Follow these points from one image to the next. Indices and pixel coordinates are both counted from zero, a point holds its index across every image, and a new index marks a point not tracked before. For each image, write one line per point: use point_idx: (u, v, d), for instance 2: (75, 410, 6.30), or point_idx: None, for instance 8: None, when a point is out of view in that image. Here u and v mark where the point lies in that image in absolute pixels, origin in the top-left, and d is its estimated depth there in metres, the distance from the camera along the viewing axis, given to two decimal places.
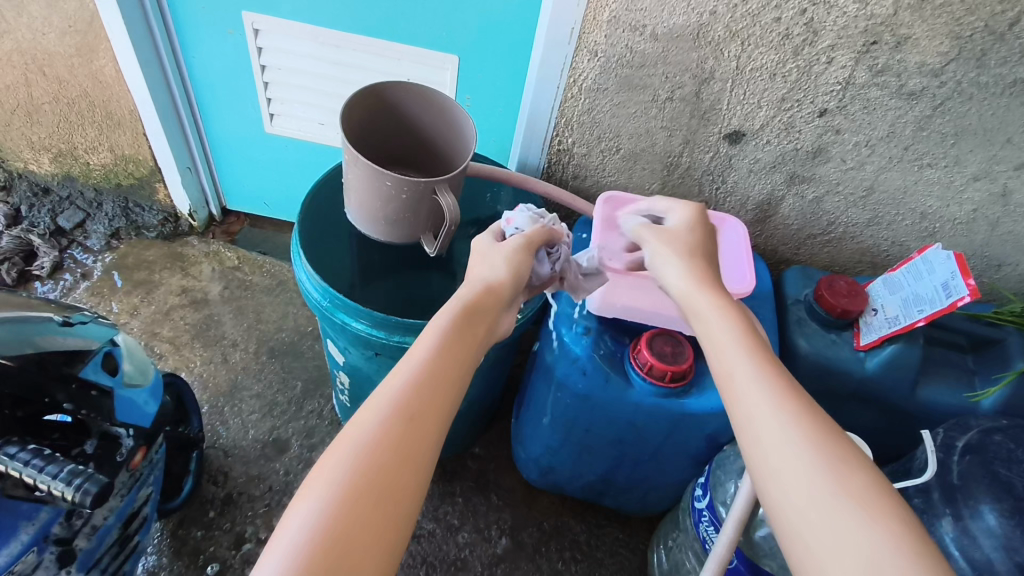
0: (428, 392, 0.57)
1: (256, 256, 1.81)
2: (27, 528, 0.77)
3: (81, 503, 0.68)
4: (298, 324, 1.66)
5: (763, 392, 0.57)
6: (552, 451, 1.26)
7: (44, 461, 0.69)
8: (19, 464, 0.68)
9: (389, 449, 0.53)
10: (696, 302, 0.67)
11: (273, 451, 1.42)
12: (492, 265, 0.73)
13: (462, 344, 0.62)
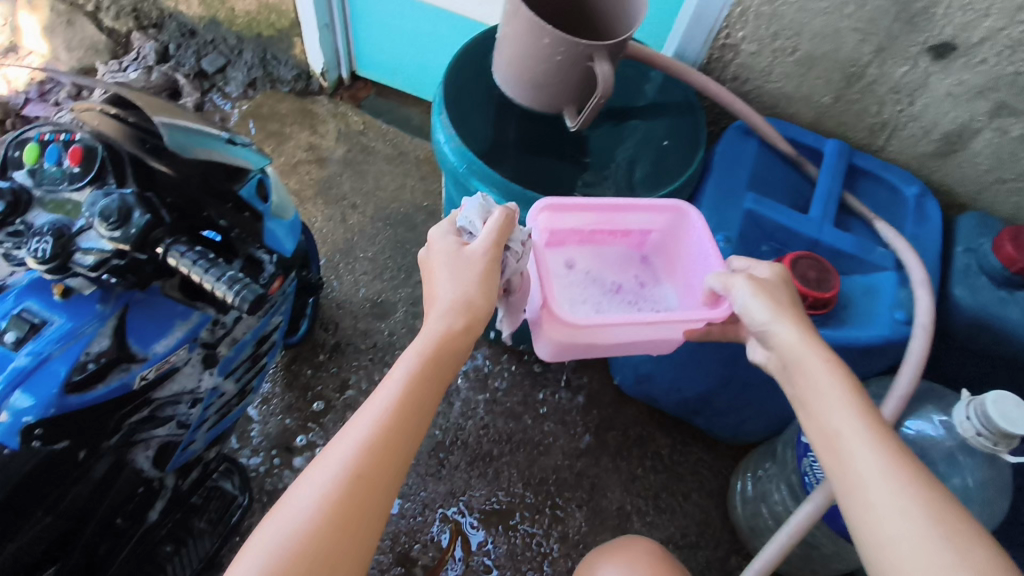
0: (389, 431, 0.64)
1: (381, 124, 1.81)
2: (181, 327, 0.83)
3: (239, 308, 0.69)
4: (414, 197, 1.68)
5: (854, 445, 0.61)
6: (655, 361, 1.23)
7: (206, 264, 0.71)
8: (188, 262, 0.71)
9: (345, 485, 0.60)
10: (791, 342, 0.71)
11: (380, 313, 1.47)
12: (459, 282, 0.73)
13: (427, 380, 0.69)
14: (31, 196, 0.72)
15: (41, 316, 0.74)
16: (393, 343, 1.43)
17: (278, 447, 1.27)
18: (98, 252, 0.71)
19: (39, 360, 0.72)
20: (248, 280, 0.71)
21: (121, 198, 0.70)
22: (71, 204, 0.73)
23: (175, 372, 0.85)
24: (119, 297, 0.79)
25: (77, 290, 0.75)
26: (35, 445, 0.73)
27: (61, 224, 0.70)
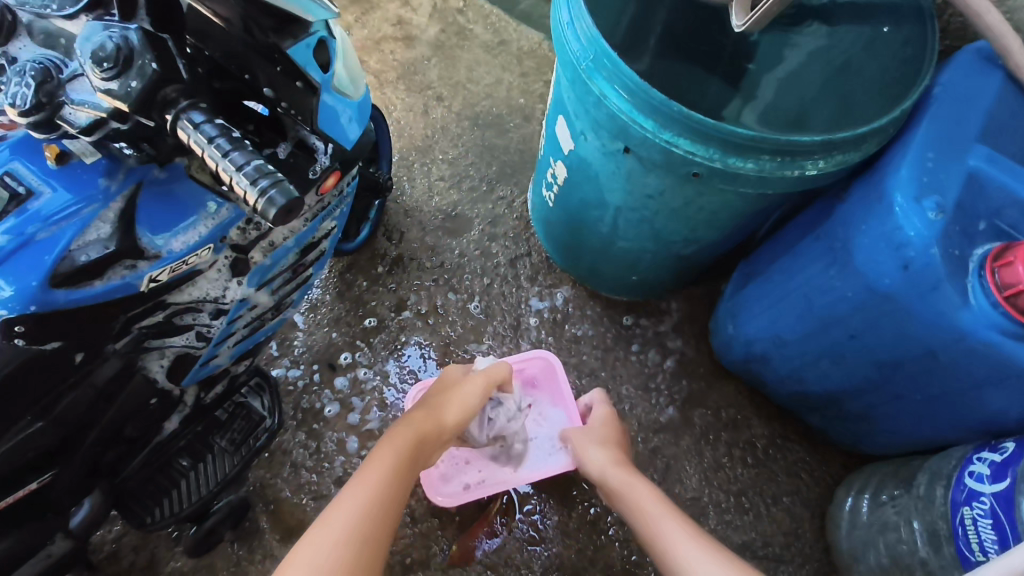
0: (378, 498, 0.72)
1: (483, 3, 1.53)
2: (205, 221, 0.65)
3: (261, 215, 0.49)
4: (509, 96, 1.42)
5: (628, 484, 0.86)
6: (780, 341, 0.99)
7: (228, 144, 0.51)
8: (202, 139, 0.51)
9: (349, 552, 0.65)
10: (627, 484, 0.86)
11: (451, 228, 1.27)
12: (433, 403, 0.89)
13: (404, 463, 0.78)
14: (16, 21, 0.55)
15: (29, 186, 0.58)
16: (461, 265, 1.24)
17: (320, 363, 1.13)
18: (92, 109, 0.52)
19: (21, 240, 0.57)
20: (280, 177, 0.50)
21: (122, 35, 0.49)
22: (65, 39, 0.55)
23: (194, 275, 0.68)
24: (128, 174, 0.61)
25: (75, 156, 0.59)
26: (16, 343, 0.59)
27: (49, 64, 0.52)
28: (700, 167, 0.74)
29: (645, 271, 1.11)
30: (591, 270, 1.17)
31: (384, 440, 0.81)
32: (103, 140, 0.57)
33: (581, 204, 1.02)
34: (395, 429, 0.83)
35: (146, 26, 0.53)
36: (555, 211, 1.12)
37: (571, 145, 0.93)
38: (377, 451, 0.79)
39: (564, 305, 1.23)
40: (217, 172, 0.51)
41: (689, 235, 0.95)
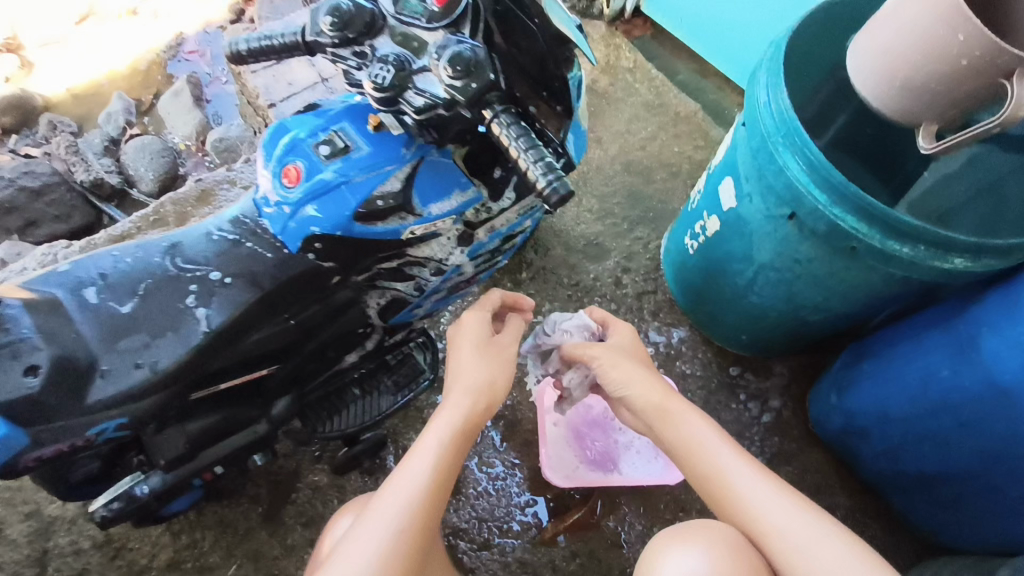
0: (421, 501, 0.77)
1: (651, 67, 1.70)
2: (457, 197, 0.84)
3: (549, 199, 0.66)
4: (660, 152, 1.57)
5: (684, 415, 0.87)
6: (885, 418, 1.07)
7: (526, 143, 0.69)
8: (511, 135, 0.69)
9: (385, 552, 0.73)
10: (682, 417, 0.87)
11: (591, 254, 1.42)
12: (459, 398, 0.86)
13: (449, 454, 0.82)
14: (384, 24, 0.74)
15: (354, 141, 0.78)
16: (594, 287, 1.38)
17: None
18: (430, 96, 0.72)
19: (344, 181, 0.77)
20: (563, 173, 0.67)
21: (472, 51, 0.69)
22: (417, 41, 0.73)
23: (434, 237, 0.86)
24: (418, 149, 0.80)
25: (388, 128, 0.78)
26: (309, 257, 0.80)
27: (405, 58, 0.71)
28: (858, 243, 0.87)
29: (764, 329, 1.22)
30: (712, 318, 1.29)
31: (416, 450, 0.82)
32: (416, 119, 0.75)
33: (722, 256, 1.15)
34: (431, 422, 0.84)
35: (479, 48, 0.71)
36: (694, 258, 1.25)
37: (733, 203, 1.07)
38: (411, 458, 0.81)
39: (678, 344, 1.36)
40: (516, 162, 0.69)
41: (821, 303, 1.06)
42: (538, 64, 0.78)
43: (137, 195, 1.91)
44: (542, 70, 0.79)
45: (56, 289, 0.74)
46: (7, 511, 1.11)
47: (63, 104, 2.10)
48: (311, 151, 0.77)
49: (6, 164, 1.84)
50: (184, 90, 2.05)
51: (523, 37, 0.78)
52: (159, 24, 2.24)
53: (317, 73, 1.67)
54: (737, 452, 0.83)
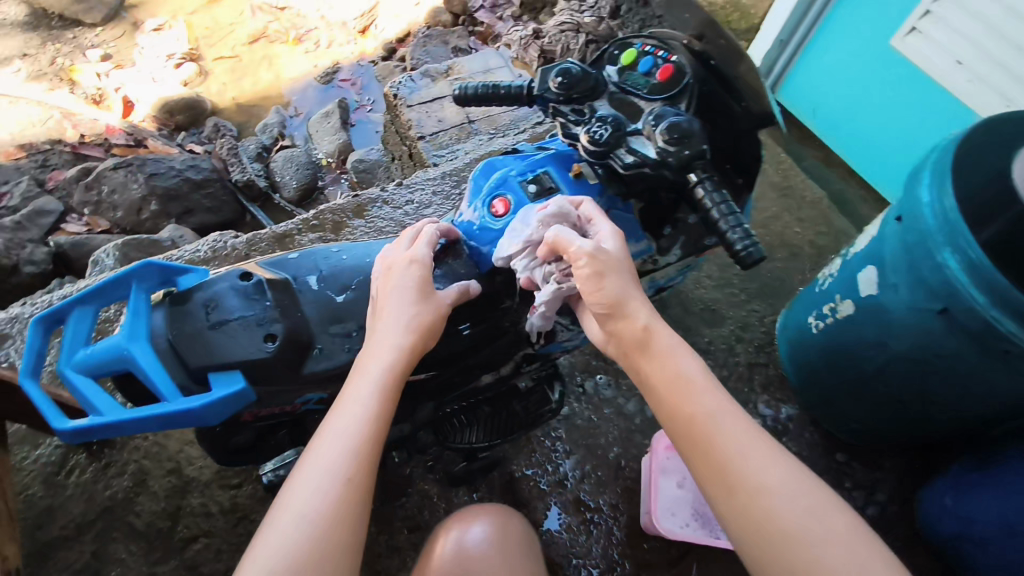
0: (357, 446, 0.71)
1: (781, 151, 1.77)
2: (632, 246, 0.92)
3: (742, 262, 0.75)
4: (783, 232, 1.62)
5: (678, 352, 0.76)
6: (1010, 534, 1.04)
7: (727, 209, 0.76)
8: (711, 200, 0.77)
9: (334, 495, 0.68)
10: (658, 344, 0.76)
11: (707, 319, 1.48)
12: (397, 325, 0.79)
13: (379, 396, 0.75)
14: (605, 89, 0.86)
15: (557, 184, 0.90)
16: (707, 351, 1.44)
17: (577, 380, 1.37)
18: (640, 156, 0.80)
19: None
20: (756, 239, 0.75)
21: (689, 123, 0.77)
22: (633, 108, 0.84)
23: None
24: (608, 198, 0.91)
25: (586, 176, 0.91)
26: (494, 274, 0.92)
27: (617, 121, 0.81)
28: (1013, 347, 0.89)
29: (880, 421, 1.22)
30: (827, 403, 1.30)
31: (360, 376, 0.76)
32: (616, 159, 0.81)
33: (852, 341, 1.18)
34: (368, 354, 0.78)
35: (693, 121, 0.78)
36: (815, 339, 1.28)
37: (874, 291, 1.11)
38: (356, 390, 0.75)
39: (785, 420, 1.38)
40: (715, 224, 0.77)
41: (953, 402, 1.07)
42: (733, 141, 0.88)
43: (278, 199, 2.08)
44: (736, 147, 0.88)
45: (290, 273, 0.83)
46: (153, 464, 1.23)
47: (226, 111, 2.34)
48: (520, 187, 0.89)
49: (174, 157, 2.01)
50: (334, 112, 2.24)
51: (723, 118, 0.86)
52: (320, 52, 2.47)
53: (466, 114, 1.82)
54: (693, 390, 0.73)
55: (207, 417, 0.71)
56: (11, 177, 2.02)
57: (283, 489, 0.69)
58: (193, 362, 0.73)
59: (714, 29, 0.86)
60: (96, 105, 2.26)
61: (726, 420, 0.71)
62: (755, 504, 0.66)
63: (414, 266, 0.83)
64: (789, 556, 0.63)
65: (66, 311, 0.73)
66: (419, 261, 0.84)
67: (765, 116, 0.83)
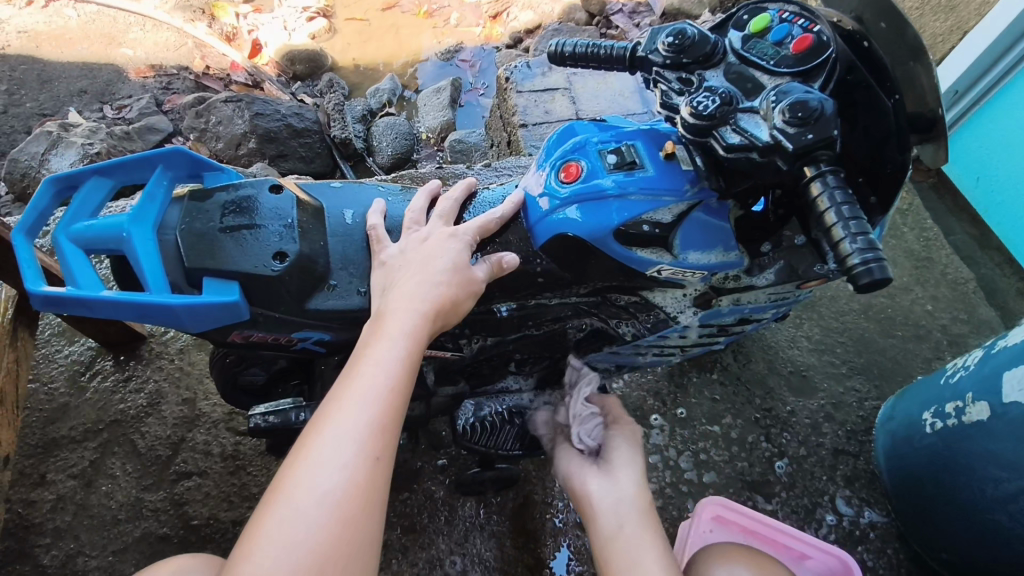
0: (387, 400, 0.62)
1: (925, 217, 1.53)
2: (718, 254, 0.79)
3: (857, 281, 0.59)
4: (908, 307, 1.38)
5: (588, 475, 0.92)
6: None
7: (850, 213, 0.61)
8: (828, 199, 0.62)
9: (366, 454, 0.58)
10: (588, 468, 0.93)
11: (796, 386, 1.27)
12: (436, 274, 0.70)
13: (412, 346, 0.66)
14: (723, 58, 0.72)
15: (642, 161, 0.76)
16: (788, 421, 1.23)
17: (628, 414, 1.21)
18: (749, 138, 0.65)
19: (618, 193, 0.75)
20: (884, 256, 0.59)
21: (820, 102, 0.62)
22: (753, 83, 0.69)
23: (674, 286, 0.82)
24: (701, 191, 0.75)
25: (678, 160, 0.76)
26: (557, 255, 0.80)
27: (733, 94, 0.67)
28: None
29: (989, 559, 0.97)
30: (920, 519, 1.06)
31: (381, 337, 0.65)
32: (717, 138, 0.67)
33: (974, 453, 0.95)
34: (402, 293, 0.68)
35: (827, 102, 0.63)
36: (925, 438, 1.06)
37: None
38: (376, 351, 0.64)
39: (867, 527, 1.14)
40: (831, 228, 0.62)
41: None
42: (876, 148, 0.71)
43: (370, 163, 2.05)
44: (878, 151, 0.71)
45: (326, 201, 0.77)
46: (171, 389, 1.18)
47: (345, 70, 2.37)
48: (597, 155, 0.77)
49: (282, 103, 2.03)
50: (446, 89, 2.18)
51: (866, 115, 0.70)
52: (447, 30, 2.45)
53: (577, 110, 1.71)
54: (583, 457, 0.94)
55: (186, 322, 0.66)
56: (136, 93, 2.11)
57: (291, 459, 0.58)
58: (190, 262, 0.67)
59: (877, 8, 0.68)
60: (227, 42, 2.35)
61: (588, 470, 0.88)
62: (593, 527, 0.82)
63: (454, 242, 0.73)
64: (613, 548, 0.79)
65: (83, 179, 0.71)
66: (461, 237, 0.74)
67: (925, 120, 0.68)
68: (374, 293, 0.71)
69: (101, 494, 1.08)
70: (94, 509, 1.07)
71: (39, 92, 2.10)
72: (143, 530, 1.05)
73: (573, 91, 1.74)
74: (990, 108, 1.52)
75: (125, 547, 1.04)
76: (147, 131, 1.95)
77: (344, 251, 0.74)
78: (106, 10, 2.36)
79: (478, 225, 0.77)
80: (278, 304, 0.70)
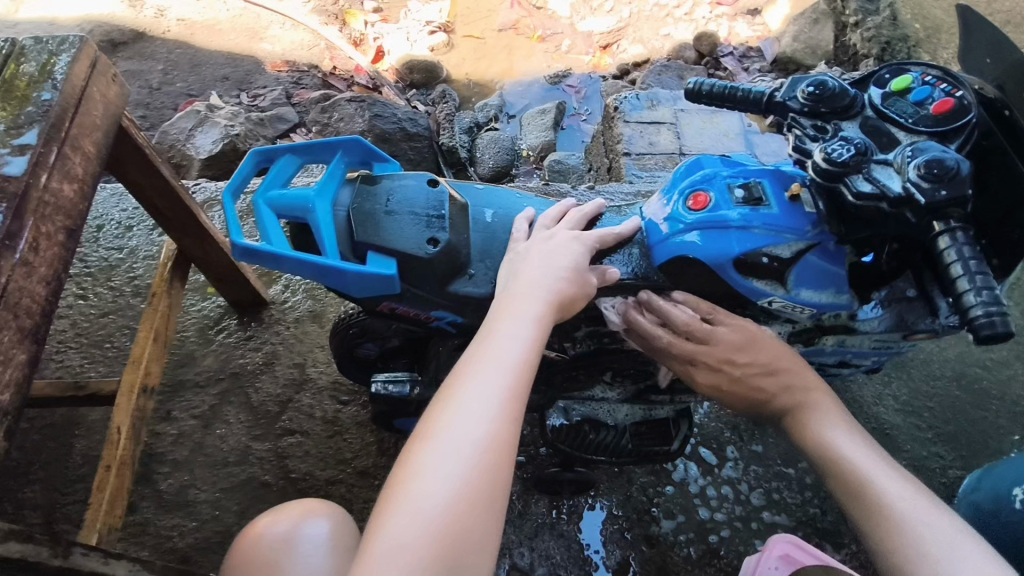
0: (519, 369, 0.68)
1: None
2: (829, 295, 0.83)
3: (974, 332, 0.64)
4: (1005, 381, 1.35)
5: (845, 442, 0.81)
6: None
7: (977, 266, 0.65)
8: (955, 252, 0.66)
9: (502, 413, 0.65)
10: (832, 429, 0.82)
11: (879, 443, 1.27)
12: (564, 268, 0.77)
13: (540, 325, 0.72)
14: (860, 111, 0.77)
15: (767, 199, 0.81)
16: None
17: (703, 441, 1.24)
18: (881, 187, 0.70)
19: (741, 225, 0.80)
20: (1007, 311, 0.63)
21: (956, 162, 0.66)
22: (889, 137, 0.74)
23: (784, 320, 0.86)
24: (821, 234, 0.80)
25: (801, 202, 0.81)
26: (672, 273, 0.86)
27: (867, 148, 0.72)
28: None
29: None
30: None
31: (511, 314, 0.72)
32: (848, 180, 0.72)
33: None
34: (529, 280, 0.75)
35: (964, 164, 0.66)
36: (1013, 513, 1.04)
37: None
38: (509, 327, 0.71)
39: None
40: (954, 279, 0.66)
41: None
42: (1003, 214, 0.75)
43: (472, 172, 2.16)
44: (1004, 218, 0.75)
45: (472, 201, 0.86)
46: (284, 352, 1.30)
47: (457, 83, 2.51)
48: (725, 188, 0.83)
49: (400, 107, 2.18)
50: (551, 111, 2.28)
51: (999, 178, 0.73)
52: (558, 55, 2.56)
53: (681, 144, 1.77)
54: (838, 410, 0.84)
55: (352, 287, 0.76)
56: (270, 84, 2.31)
57: (436, 412, 0.65)
58: (358, 237, 0.78)
59: (1020, 77, 0.71)
60: (354, 47, 2.54)
61: (832, 417, 0.83)
62: (881, 521, 0.75)
63: (579, 247, 0.80)
64: (889, 511, 0.75)
65: (278, 155, 0.82)
66: (581, 241, 0.82)
67: None
68: (501, 282, 0.78)
69: (216, 437, 1.20)
70: (209, 449, 1.19)
71: (188, 74, 2.33)
72: (249, 474, 1.16)
73: (679, 126, 1.80)
74: None
75: (231, 487, 1.15)
76: (277, 120, 2.13)
77: (484, 244, 0.83)
78: (253, 8, 2.59)
79: (599, 236, 0.83)
80: (424, 282, 0.80)
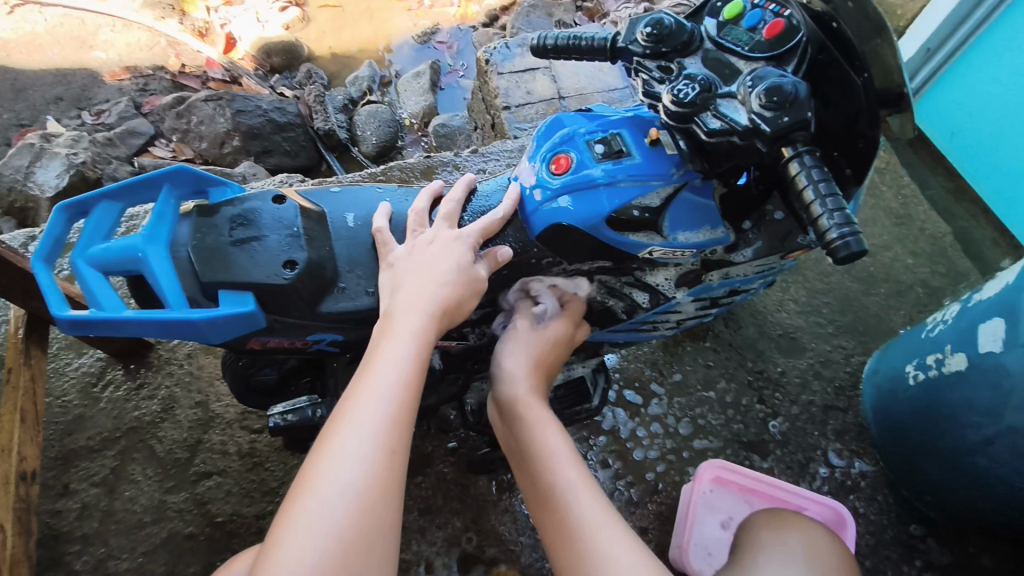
0: (400, 397, 0.64)
1: (904, 174, 1.57)
2: (706, 232, 0.82)
3: (835, 255, 0.63)
4: (889, 263, 1.43)
5: (547, 421, 0.81)
6: None
7: (826, 189, 0.65)
8: (808, 177, 0.66)
9: (383, 445, 0.61)
10: (534, 410, 0.82)
11: (786, 347, 1.32)
12: (444, 271, 0.73)
13: (419, 346, 0.68)
14: (700, 45, 0.74)
15: (628, 149, 0.79)
16: (780, 382, 1.29)
17: (627, 382, 1.26)
18: (729, 122, 0.68)
19: (608, 181, 0.77)
20: (860, 229, 0.63)
21: (794, 85, 0.65)
22: (730, 68, 0.71)
23: (669, 266, 0.86)
24: (687, 173, 0.78)
25: (662, 145, 0.79)
26: (551, 240, 0.83)
27: (712, 83, 0.70)
28: None
29: (975, 501, 1.03)
30: (909, 467, 1.12)
31: (392, 336, 0.68)
32: (701, 117, 0.69)
33: (955, 402, 1.00)
34: (408, 295, 0.71)
35: (801, 86, 0.65)
36: (906, 390, 1.11)
37: (997, 348, 0.94)
38: (389, 351, 0.67)
39: (857, 476, 1.21)
40: (809, 205, 0.66)
41: None
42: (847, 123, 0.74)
43: (356, 153, 2.05)
44: (849, 128, 0.74)
45: (327, 207, 0.80)
46: (182, 393, 1.22)
47: (322, 59, 2.35)
48: (586, 146, 0.80)
49: (262, 97, 2.01)
50: (425, 73, 2.18)
51: (839, 94, 0.73)
52: (422, 11, 2.43)
53: (558, 88, 1.72)
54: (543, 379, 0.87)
55: (208, 333, 0.69)
56: (113, 97, 2.10)
57: (315, 455, 0.61)
58: (206, 277, 0.70)
59: None
60: (200, 38, 2.32)
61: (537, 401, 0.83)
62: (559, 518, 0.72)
63: (457, 243, 0.76)
64: (567, 509, 0.72)
65: (92, 204, 0.73)
66: (464, 239, 0.77)
67: (894, 93, 0.70)
68: (383, 296, 0.74)
69: (125, 499, 1.12)
70: (120, 514, 1.11)
71: (14, 102, 2.07)
72: (170, 530, 1.09)
73: (553, 69, 1.75)
74: (974, 53, 1.54)
75: (154, 548, 1.08)
76: (129, 135, 1.94)
77: (349, 253, 0.77)
78: (73, 12, 2.30)
79: (480, 227, 0.79)
80: (291, 309, 0.74)
